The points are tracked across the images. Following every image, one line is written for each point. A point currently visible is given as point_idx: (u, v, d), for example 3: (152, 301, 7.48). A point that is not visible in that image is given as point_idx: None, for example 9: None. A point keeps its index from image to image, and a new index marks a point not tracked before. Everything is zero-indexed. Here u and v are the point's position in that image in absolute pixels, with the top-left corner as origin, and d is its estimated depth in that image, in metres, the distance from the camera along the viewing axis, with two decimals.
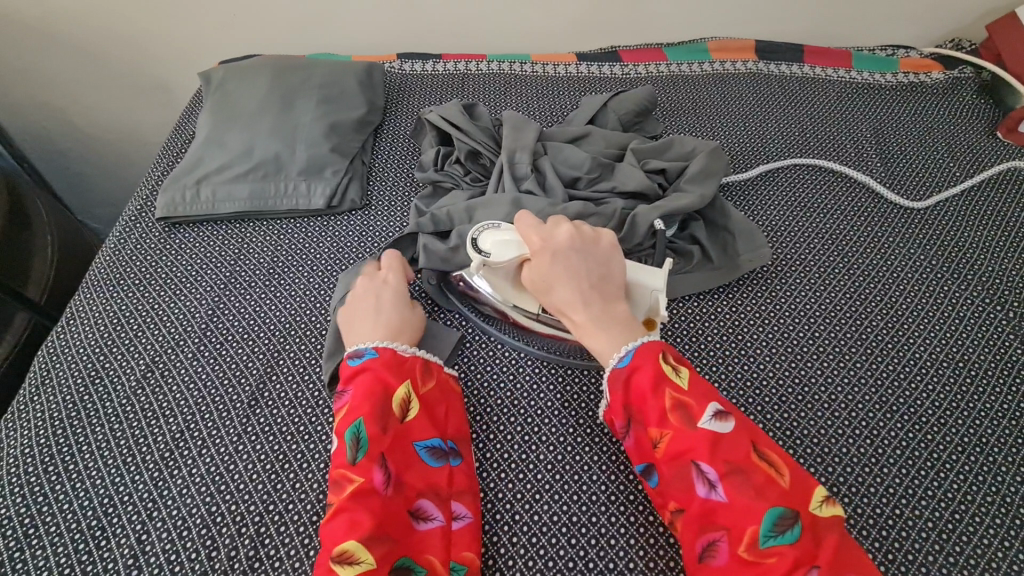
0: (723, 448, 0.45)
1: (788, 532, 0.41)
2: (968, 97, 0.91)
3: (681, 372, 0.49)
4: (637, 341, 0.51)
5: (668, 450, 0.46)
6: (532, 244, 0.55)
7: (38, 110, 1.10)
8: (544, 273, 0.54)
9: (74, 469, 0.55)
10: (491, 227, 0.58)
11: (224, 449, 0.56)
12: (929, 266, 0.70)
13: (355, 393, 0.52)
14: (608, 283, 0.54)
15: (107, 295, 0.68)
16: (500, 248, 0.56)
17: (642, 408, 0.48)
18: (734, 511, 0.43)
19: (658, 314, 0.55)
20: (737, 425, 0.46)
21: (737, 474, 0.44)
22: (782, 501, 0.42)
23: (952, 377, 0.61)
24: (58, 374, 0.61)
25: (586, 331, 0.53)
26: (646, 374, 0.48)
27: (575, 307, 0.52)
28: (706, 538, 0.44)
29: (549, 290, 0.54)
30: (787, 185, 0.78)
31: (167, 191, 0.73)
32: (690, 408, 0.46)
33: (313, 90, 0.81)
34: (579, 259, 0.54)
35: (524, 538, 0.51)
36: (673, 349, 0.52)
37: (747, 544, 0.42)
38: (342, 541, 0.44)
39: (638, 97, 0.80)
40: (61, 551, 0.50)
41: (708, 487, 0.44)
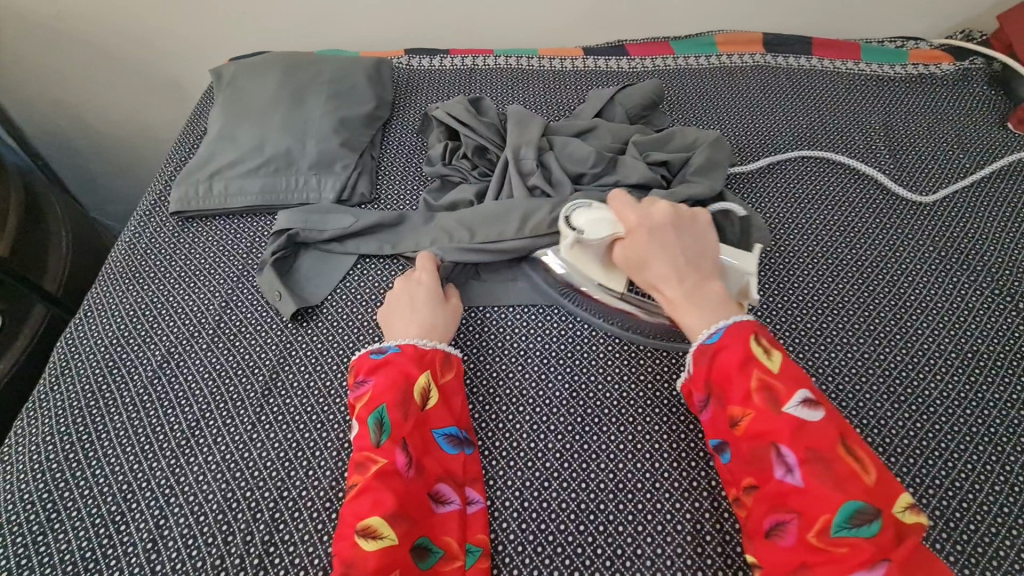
0: (807, 435, 0.45)
1: (865, 526, 0.41)
2: (978, 88, 0.90)
3: (774, 355, 0.48)
4: (730, 319, 0.51)
5: (750, 428, 0.46)
6: (627, 220, 0.57)
7: (52, 107, 1.12)
8: (639, 247, 0.55)
9: (93, 456, 0.56)
10: (581, 207, 0.60)
11: (238, 437, 0.57)
12: (938, 257, 0.70)
13: (378, 382, 0.54)
14: (703, 262, 0.55)
15: (123, 288, 0.69)
16: (595, 224, 0.57)
17: (726, 385, 0.48)
18: (810, 497, 0.43)
19: (749, 295, 0.58)
20: (828, 416, 0.46)
21: (819, 462, 0.44)
22: (862, 496, 0.42)
23: (960, 368, 0.61)
24: (78, 364, 0.63)
25: (678, 304, 0.53)
26: (735, 354, 0.48)
27: (668, 280, 0.54)
28: (775, 518, 0.44)
29: (642, 264, 0.55)
30: (795, 177, 0.78)
31: (181, 185, 0.74)
32: (778, 392, 0.46)
33: (322, 86, 0.82)
34: (676, 236, 0.55)
35: (533, 524, 0.52)
36: (767, 331, 0.51)
37: (819, 530, 0.42)
38: (365, 516, 0.47)
39: (644, 92, 0.81)
40: (83, 534, 0.52)
41: (786, 470, 0.44)
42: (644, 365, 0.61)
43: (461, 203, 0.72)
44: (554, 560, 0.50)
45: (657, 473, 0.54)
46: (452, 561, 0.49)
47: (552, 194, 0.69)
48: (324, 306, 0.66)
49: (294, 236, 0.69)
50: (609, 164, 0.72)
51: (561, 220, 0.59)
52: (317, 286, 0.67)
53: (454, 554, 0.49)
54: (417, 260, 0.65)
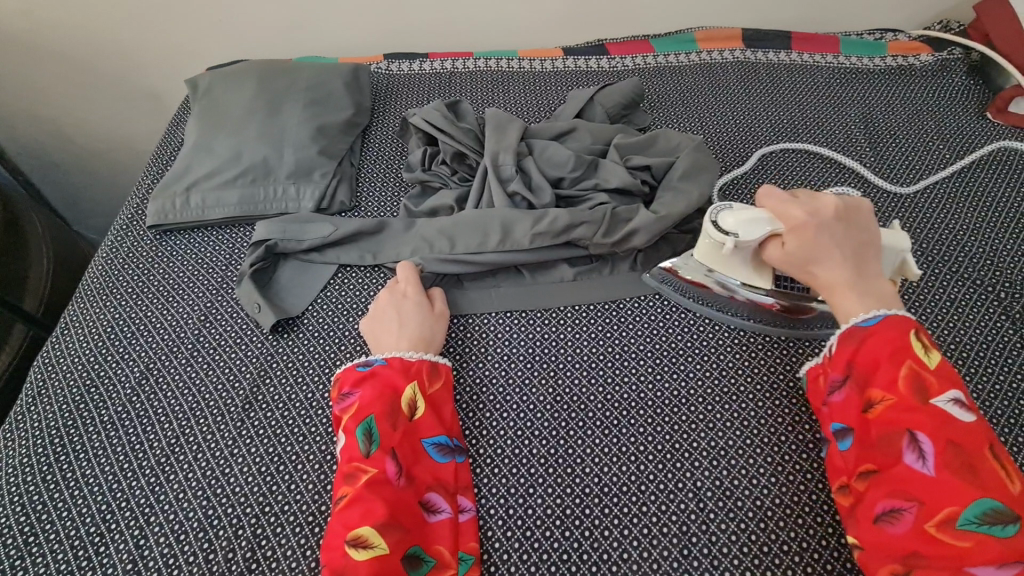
0: (951, 429, 0.43)
1: (999, 526, 0.39)
2: (957, 78, 0.90)
3: (932, 353, 0.47)
4: (890, 310, 0.50)
5: (885, 413, 0.46)
6: (790, 216, 0.53)
7: (29, 122, 1.11)
8: (807, 244, 0.52)
9: (71, 477, 0.55)
10: (724, 208, 0.58)
11: (219, 452, 0.56)
12: (920, 249, 0.70)
13: (365, 394, 0.54)
14: (868, 252, 0.53)
15: (101, 304, 0.68)
16: (748, 226, 0.55)
17: (870, 371, 0.48)
18: (938, 488, 0.42)
19: (909, 272, 0.56)
20: (979, 420, 0.44)
21: (960, 458, 0.42)
22: (1002, 499, 0.40)
23: (943, 359, 0.61)
24: (55, 383, 0.62)
25: (839, 296, 0.52)
26: (885, 342, 0.48)
27: (835, 273, 0.52)
28: (891, 503, 0.44)
29: (807, 259, 0.53)
30: (776, 172, 0.78)
31: (158, 198, 0.73)
32: (929, 384, 0.45)
33: (299, 93, 0.81)
34: (845, 229, 0.52)
35: (518, 531, 0.52)
36: (926, 330, 0.49)
37: (940, 521, 0.41)
38: (355, 526, 0.47)
39: (624, 91, 0.81)
40: (61, 557, 0.51)
41: (917, 456, 0.43)
42: (626, 367, 0.61)
43: (442, 208, 0.71)
44: (542, 567, 0.50)
45: (642, 476, 0.54)
46: (444, 570, 0.48)
47: (533, 200, 0.69)
48: (304, 317, 0.65)
49: (273, 247, 0.68)
50: (589, 165, 0.72)
51: (709, 226, 0.57)
52: (297, 297, 0.66)
53: (447, 562, 0.49)
54: (398, 273, 0.65)
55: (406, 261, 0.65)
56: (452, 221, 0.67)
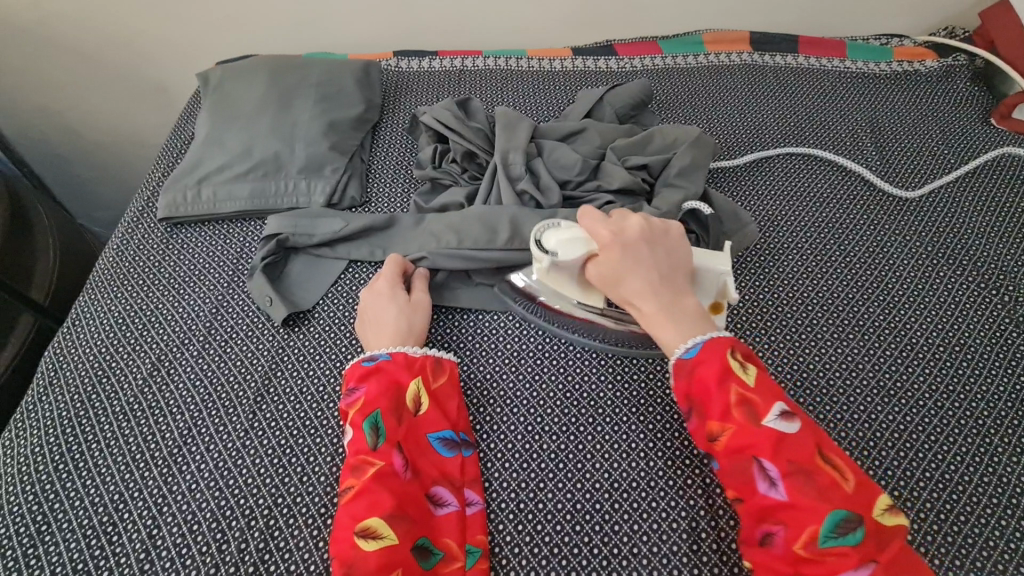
0: (787, 448, 0.45)
1: (851, 535, 0.42)
2: (961, 84, 0.91)
3: (750, 367, 0.48)
4: (706, 334, 0.50)
5: (730, 444, 0.46)
6: (599, 235, 0.55)
7: (35, 114, 1.10)
8: (614, 265, 0.54)
9: (83, 467, 0.56)
10: (551, 225, 0.59)
11: (232, 443, 0.56)
12: (925, 251, 0.71)
13: (371, 388, 0.54)
14: (676, 276, 0.54)
15: (111, 296, 0.68)
16: (567, 246, 0.57)
17: (704, 400, 0.48)
18: (795, 509, 0.43)
19: (728, 296, 0.57)
20: (804, 426, 0.46)
21: (801, 474, 0.44)
22: (845, 505, 0.43)
23: (949, 362, 0.62)
24: (67, 374, 0.62)
25: (654, 321, 0.52)
26: (711, 367, 0.48)
27: (644, 297, 0.52)
28: (764, 528, 0.45)
29: (617, 281, 0.54)
30: (782, 174, 0.79)
31: (169, 191, 0.73)
32: (757, 406, 0.46)
33: (310, 89, 0.81)
34: (650, 250, 0.54)
35: (529, 525, 0.52)
36: (741, 343, 0.50)
37: (805, 542, 0.43)
38: (363, 518, 0.47)
39: (633, 92, 0.82)
40: (74, 546, 0.51)
41: (769, 484, 0.44)
42: (634, 365, 0.62)
43: (452, 205, 0.72)
44: (552, 561, 0.50)
45: (651, 472, 0.54)
46: (452, 562, 0.49)
47: (542, 200, 0.69)
48: (315, 311, 0.66)
49: (284, 242, 0.68)
50: (593, 170, 0.73)
51: (533, 243, 0.58)
52: (308, 291, 0.67)
53: (454, 554, 0.49)
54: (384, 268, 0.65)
55: (394, 256, 0.65)
56: (459, 219, 0.68)
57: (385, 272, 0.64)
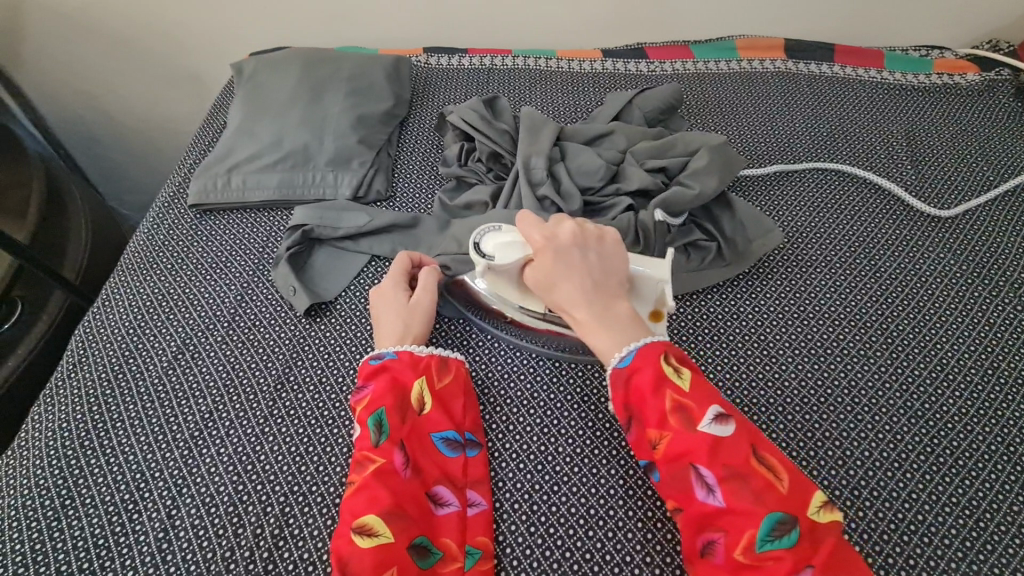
0: (721, 452, 0.45)
1: (785, 538, 0.42)
2: (1004, 98, 0.89)
3: (683, 372, 0.49)
4: (639, 342, 0.50)
5: (668, 452, 0.46)
6: (533, 240, 0.53)
7: (74, 97, 1.13)
8: (548, 272, 0.52)
9: (108, 445, 0.57)
10: (491, 228, 0.57)
11: (252, 429, 0.57)
12: (959, 270, 0.69)
13: (376, 387, 0.54)
14: (610, 284, 0.52)
15: (140, 279, 0.70)
16: (504, 251, 0.55)
17: (641, 408, 0.49)
18: (732, 515, 0.43)
19: (665, 304, 0.56)
20: (739, 428, 0.46)
21: (737, 479, 0.44)
22: (780, 507, 0.43)
23: (979, 384, 0.60)
24: (95, 353, 0.64)
25: (589, 329, 0.52)
26: (647, 374, 0.48)
27: (579, 306, 0.51)
28: (705, 536, 0.45)
29: (551, 289, 0.52)
30: (812, 185, 0.77)
31: (199, 178, 0.75)
32: (691, 411, 0.46)
33: (341, 83, 0.82)
34: (583, 257, 0.52)
35: (542, 527, 0.52)
36: (676, 348, 0.51)
37: (743, 548, 0.43)
38: (362, 514, 0.47)
39: (663, 95, 0.81)
40: (96, 521, 0.53)
41: (706, 491, 0.44)
42: None
43: (476, 204, 0.72)
44: (562, 565, 0.50)
45: None
46: (451, 563, 0.49)
47: (563, 206, 0.69)
48: (337, 303, 0.66)
49: (309, 232, 0.69)
50: (615, 175, 0.72)
51: (471, 247, 0.56)
52: (330, 282, 0.68)
53: (452, 554, 0.49)
54: (395, 263, 0.65)
55: (406, 253, 0.65)
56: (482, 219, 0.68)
57: (397, 269, 0.64)
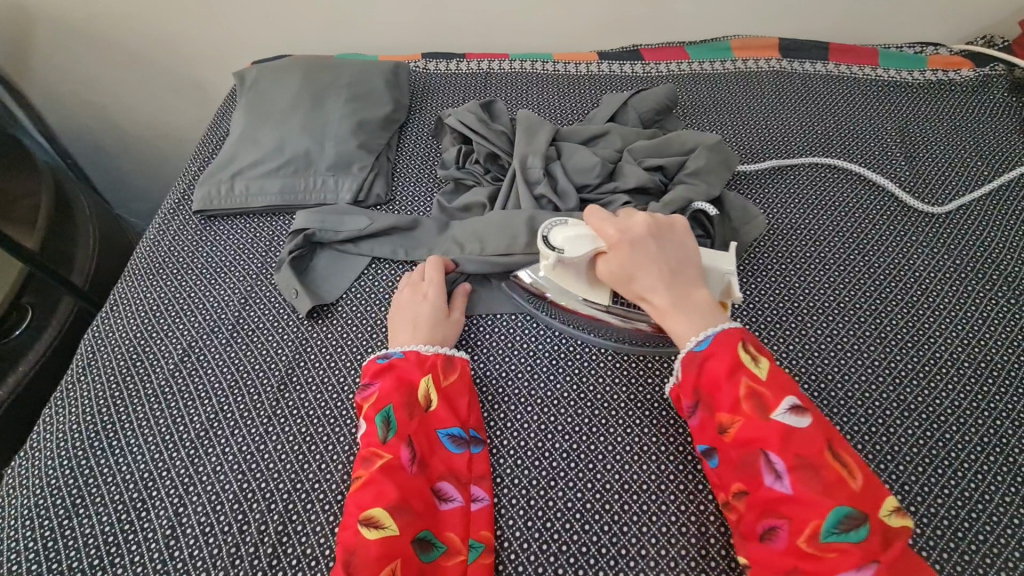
0: (794, 442, 0.46)
1: (852, 532, 0.42)
2: (999, 94, 0.89)
3: (761, 361, 0.49)
4: (719, 326, 0.51)
5: (738, 435, 0.47)
6: (606, 234, 0.56)
7: (81, 107, 1.16)
8: (623, 262, 0.55)
9: (117, 445, 0.59)
10: (558, 223, 0.60)
11: (255, 429, 0.59)
12: (953, 265, 0.69)
13: (383, 385, 0.56)
14: (687, 270, 0.55)
15: (147, 284, 0.71)
16: (574, 243, 0.57)
17: (713, 392, 0.50)
18: (798, 504, 0.44)
19: (732, 295, 0.58)
20: (815, 421, 0.47)
21: (808, 469, 0.45)
22: (849, 502, 0.43)
23: (972, 378, 0.60)
24: (104, 356, 0.65)
25: (667, 316, 0.54)
26: (722, 360, 0.49)
27: (656, 293, 0.54)
28: (767, 523, 0.46)
29: (627, 278, 0.55)
30: (806, 182, 0.78)
31: (203, 184, 0.76)
32: (767, 399, 0.47)
33: (341, 89, 0.84)
34: (658, 246, 0.55)
35: (539, 522, 0.53)
36: (753, 336, 0.51)
37: (808, 536, 0.43)
38: (368, 507, 0.49)
39: (658, 96, 0.81)
40: (105, 519, 0.54)
41: (775, 477, 0.45)
42: (652, 367, 0.62)
43: (475, 205, 0.74)
44: (560, 558, 0.51)
45: (663, 475, 0.55)
46: (454, 556, 0.49)
47: (560, 204, 0.70)
48: (339, 305, 0.68)
49: (311, 236, 0.71)
50: (611, 173, 0.73)
51: (539, 240, 0.59)
52: (332, 285, 0.69)
53: (456, 548, 0.50)
54: (426, 264, 0.67)
55: (439, 257, 0.67)
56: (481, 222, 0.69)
57: (427, 271, 0.65)
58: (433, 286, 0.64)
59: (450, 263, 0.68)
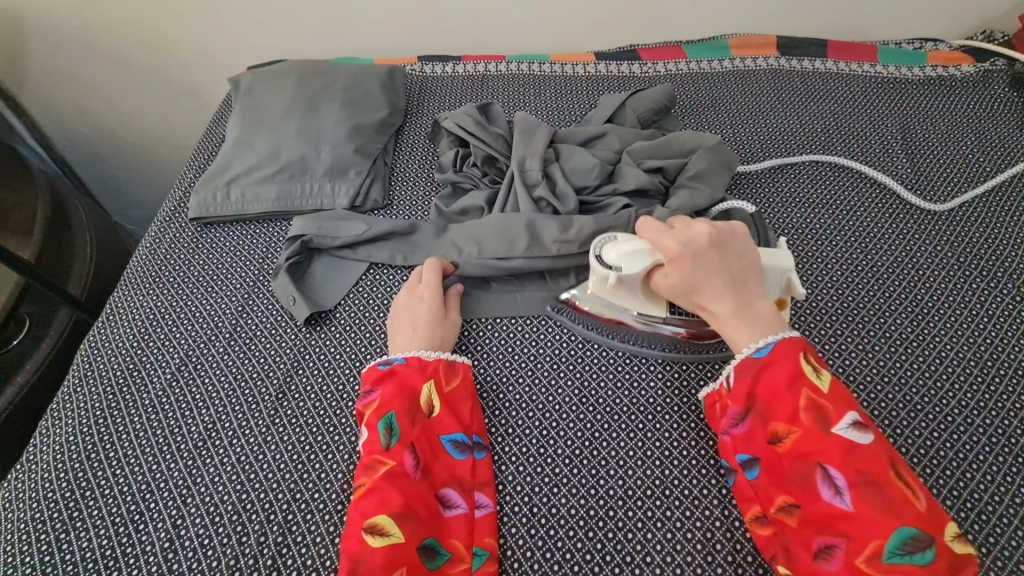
0: (856, 457, 0.45)
1: (918, 554, 0.41)
2: (999, 89, 0.88)
3: (822, 375, 0.50)
4: (781, 334, 0.52)
5: (795, 447, 0.47)
6: (667, 247, 0.54)
7: (76, 115, 1.15)
8: (686, 276, 0.54)
9: (114, 457, 0.58)
10: (606, 239, 0.57)
11: (253, 439, 0.58)
12: (957, 263, 0.69)
13: (386, 392, 0.55)
14: (748, 276, 0.55)
15: (144, 292, 0.71)
16: (630, 260, 0.54)
17: (770, 401, 0.50)
18: (859, 521, 0.43)
19: (795, 291, 0.57)
20: (877, 440, 0.46)
21: (871, 486, 0.44)
22: (915, 523, 0.42)
23: (978, 377, 0.60)
24: (101, 366, 0.65)
25: (729, 324, 0.54)
26: (781, 371, 0.50)
27: (718, 303, 0.53)
28: (823, 539, 0.45)
29: (690, 289, 0.54)
30: (807, 181, 0.77)
31: (200, 191, 0.76)
32: (827, 412, 0.47)
33: (337, 93, 0.83)
34: (721, 257, 0.54)
35: (542, 529, 0.52)
36: (814, 350, 0.52)
37: (868, 556, 0.43)
38: (372, 515, 0.48)
39: (655, 96, 0.81)
40: (102, 532, 0.53)
41: (834, 492, 0.45)
42: (654, 371, 0.61)
43: (472, 209, 0.73)
44: (563, 566, 0.50)
45: (666, 480, 0.54)
46: (458, 564, 0.49)
47: (559, 207, 0.69)
48: (336, 311, 0.67)
49: (308, 243, 0.70)
50: (610, 175, 0.73)
51: (593, 260, 0.55)
52: (330, 292, 0.68)
53: (461, 556, 0.49)
54: (424, 269, 0.66)
55: (436, 260, 0.65)
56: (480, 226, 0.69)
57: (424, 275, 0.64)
58: (431, 292, 0.63)
59: (447, 266, 0.67)
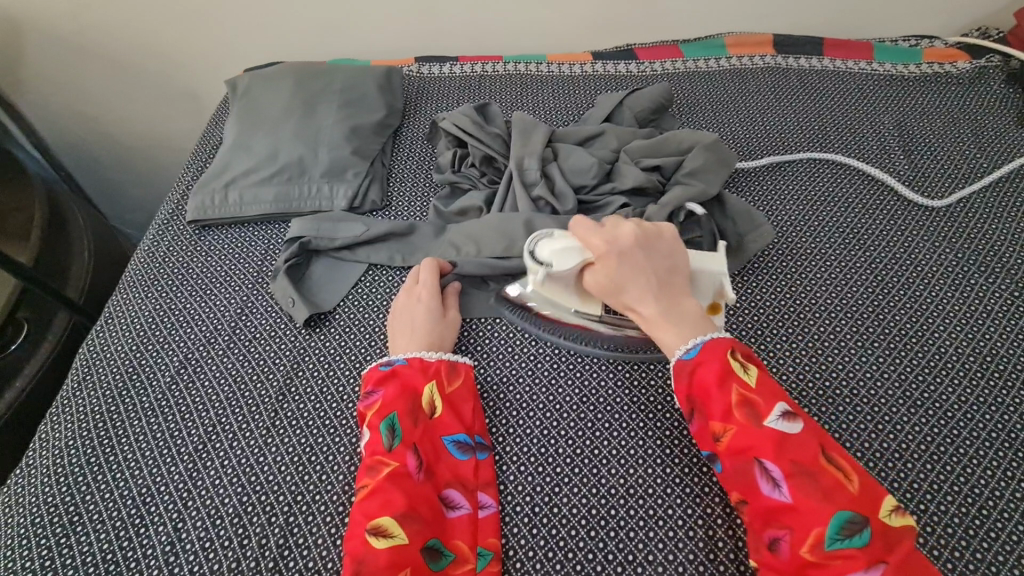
0: (789, 448, 0.45)
1: (856, 537, 0.41)
2: (995, 85, 0.89)
3: (750, 369, 0.49)
4: (706, 334, 0.52)
5: (731, 445, 0.47)
6: (593, 245, 0.55)
7: (73, 119, 1.15)
8: (611, 274, 0.55)
9: (114, 461, 0.58)
10: (545, 236, 0.59)
11: (253, 442, 0.58)
12: (955, 259, 0.69)
13: (387, 392, 0.55)
14: (676, 277, 0.55)
15: (143, 296, 0.71)
16: (562, 257, 0.56)
17: (705, 400, 0.49)
18: (798, 512, 0.43)
19: (726, 296, 0.58)
20: (805, 428, 0.46)
21: (806, 476, 0.44)
22: (850, 507, 0.42)
23: (977, 372, 0.60)
24: (99, 370, 0.64)
25: (655, 325, 0.54)
26: (711, 368, 0.49)
27: (644, 302, 0.54)
28: (770, 532, 0.45)
29: (617, 288, 0.55)
30: (805, 178, 0.78)
31: (198, 194, 0.76)
32: (758, 407, 0.47)
33: (335, 95, 0.83)
34: (646, 256, 0.55)
35: (544, 529, 0.52)
36: (742, 344, 0.52)
37: (811, 545, 0.42)
38: (376, 516, 0.48)
39: (652, 95, 0.81)
40: (102, 536, 0.53)
41: (772, 486, 0.45)
42: (655, 369, 0.61)
43: (471, 209, 0.73)
44: (566, 566, 0.50)
45: (668, 478, 0.54)
46: (463, 564, 0.49)
47: (557, 206, 0.69)
48: (336, 313, 0.67)
49: (306, 244, 0.70)
50: (607, 173, 0.73)
51: (527, 256, 0.58)
52: (329, 293, 0.68)
53: (465, 556, 0.49)
54: (421, 269, 0.65)
55: (433, 260, 0.65)
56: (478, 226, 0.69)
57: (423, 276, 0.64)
58: (429, 292, 0.63)
59: (444, 266, 0.67)
